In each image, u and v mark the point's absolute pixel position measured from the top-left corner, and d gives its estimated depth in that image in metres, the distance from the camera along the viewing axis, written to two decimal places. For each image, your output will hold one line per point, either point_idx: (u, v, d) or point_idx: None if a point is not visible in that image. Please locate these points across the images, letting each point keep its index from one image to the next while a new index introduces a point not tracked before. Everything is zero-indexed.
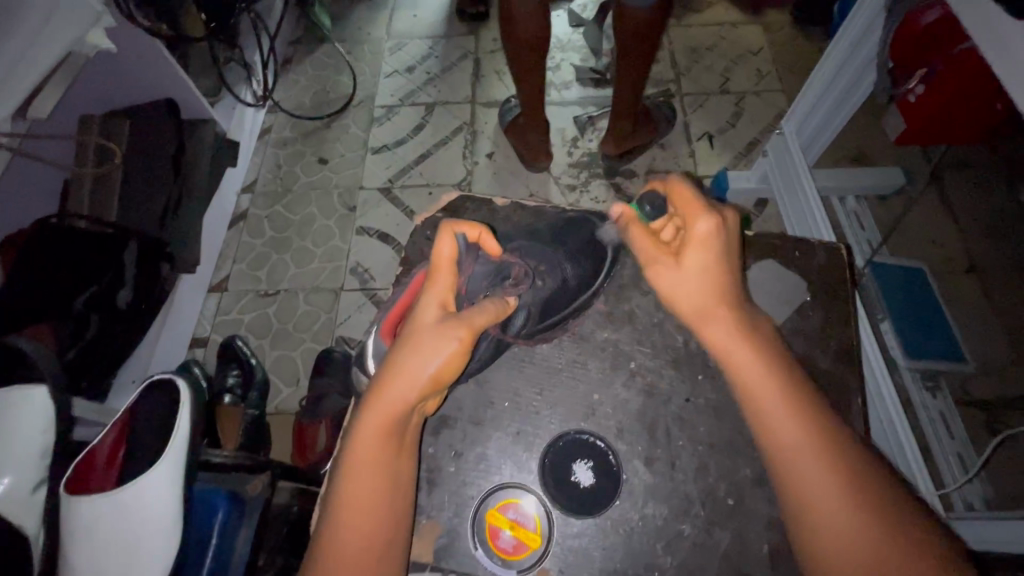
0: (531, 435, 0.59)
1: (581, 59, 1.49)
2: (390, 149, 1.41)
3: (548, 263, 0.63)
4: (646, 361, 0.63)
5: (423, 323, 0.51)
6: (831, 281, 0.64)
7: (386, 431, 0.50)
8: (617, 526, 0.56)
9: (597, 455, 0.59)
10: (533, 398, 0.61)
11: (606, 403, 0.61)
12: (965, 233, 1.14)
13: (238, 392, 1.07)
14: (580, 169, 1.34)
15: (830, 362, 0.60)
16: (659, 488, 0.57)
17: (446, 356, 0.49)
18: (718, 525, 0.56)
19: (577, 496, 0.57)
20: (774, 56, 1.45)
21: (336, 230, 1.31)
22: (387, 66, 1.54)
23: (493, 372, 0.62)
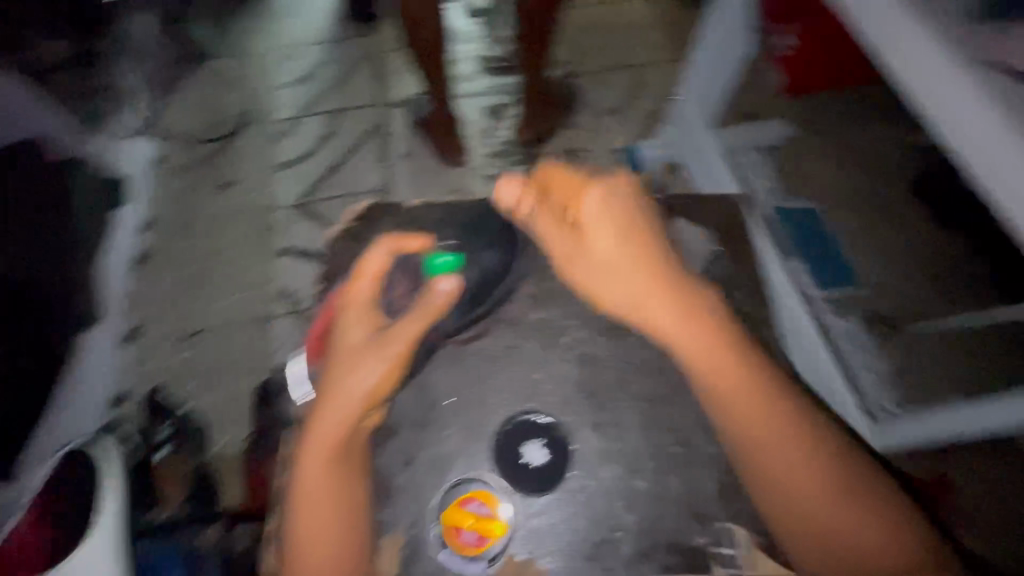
0: (480, 425, 0.60)
1: (482, 48, 1.49)
2: (300, 164, 1.35)
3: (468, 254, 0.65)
4: (578, 333, 0.63)
5: (354, 341, 0.57)
6: None
7: (334, 450, 0.53)
8: (576, 495, 0.57)
9: (546, 430, 0.60)
10: (478, 389, 0.61)
11: (545, 380, 0.62)
12: None
13: (173, 444, 1.01)
14: (499, 158, 1.34)
15: None
16: (608, 451, 0.59)
17: (384, 371, 0.55)
18: (668, 472, 0.58)
19: (534, 477, 0.58)
20: (664, 27, 1.52)
21: (256, 256, 1.24)
22: (283, 77, 1.46)
23: (431, 374, 0.61)
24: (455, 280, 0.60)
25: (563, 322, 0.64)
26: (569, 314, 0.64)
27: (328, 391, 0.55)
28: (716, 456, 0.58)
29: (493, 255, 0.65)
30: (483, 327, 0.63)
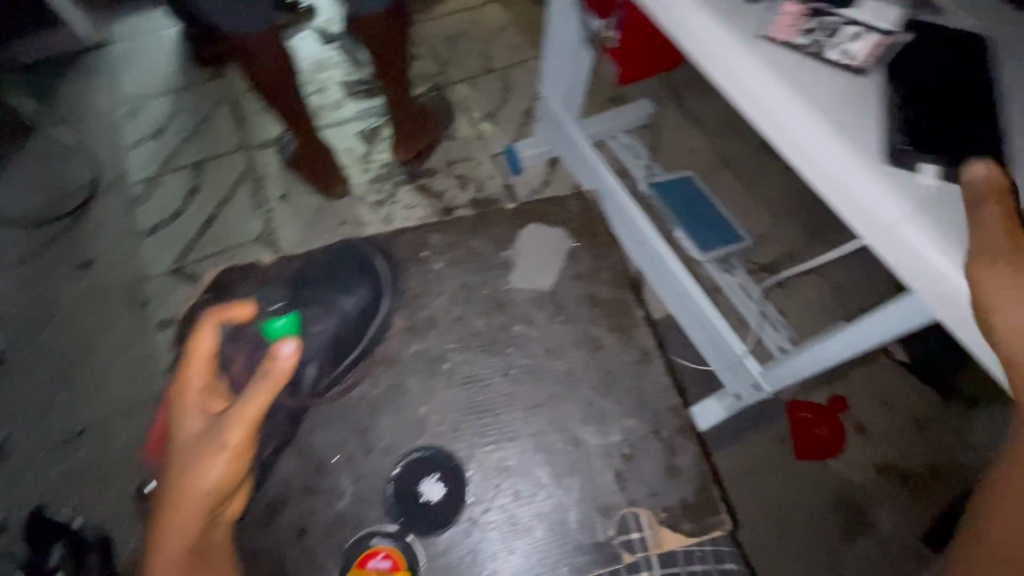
0: (370, 476, 0.57)
1: (345, 74, 1.45)
2: (166, 226, 1.24)
3: (320, 306, 0.63)
4: (458, 355, 0.62)
5: (188, 432, 0.51)
6: (589, 223, 0.71)
7: (181, 564, 0.47)
8: (476, 522, 0.55)
9: (440, 462, 0.57)
10: (366, 436, 0.58)
11: (434, 411, 0.59)
12: (711, 136, 1.35)
13: (71, 561, 0.85)
14: (382, 182, 1.30)
15: (611, 291, 0.66)
16: (509, 467, 0.57)
17: (229, 461, 0.48)
18: (567, 469, 0.57)
19: (430, 515, 0.55)
20: (521, 28, 1.56)
21: (130, 335, 1.12)
22: (129, 136, 1.34)
23: (312, 433, 0.59)
24: (295, 341, 0.54)
25: (443, 347, 0.62)
26: (446, 337, 0.63)
27: (169, 499, 0.48)
28: (607, 446, 0.58)
29: (352, 298, 0.64)
30: (359, 373, 0.61)
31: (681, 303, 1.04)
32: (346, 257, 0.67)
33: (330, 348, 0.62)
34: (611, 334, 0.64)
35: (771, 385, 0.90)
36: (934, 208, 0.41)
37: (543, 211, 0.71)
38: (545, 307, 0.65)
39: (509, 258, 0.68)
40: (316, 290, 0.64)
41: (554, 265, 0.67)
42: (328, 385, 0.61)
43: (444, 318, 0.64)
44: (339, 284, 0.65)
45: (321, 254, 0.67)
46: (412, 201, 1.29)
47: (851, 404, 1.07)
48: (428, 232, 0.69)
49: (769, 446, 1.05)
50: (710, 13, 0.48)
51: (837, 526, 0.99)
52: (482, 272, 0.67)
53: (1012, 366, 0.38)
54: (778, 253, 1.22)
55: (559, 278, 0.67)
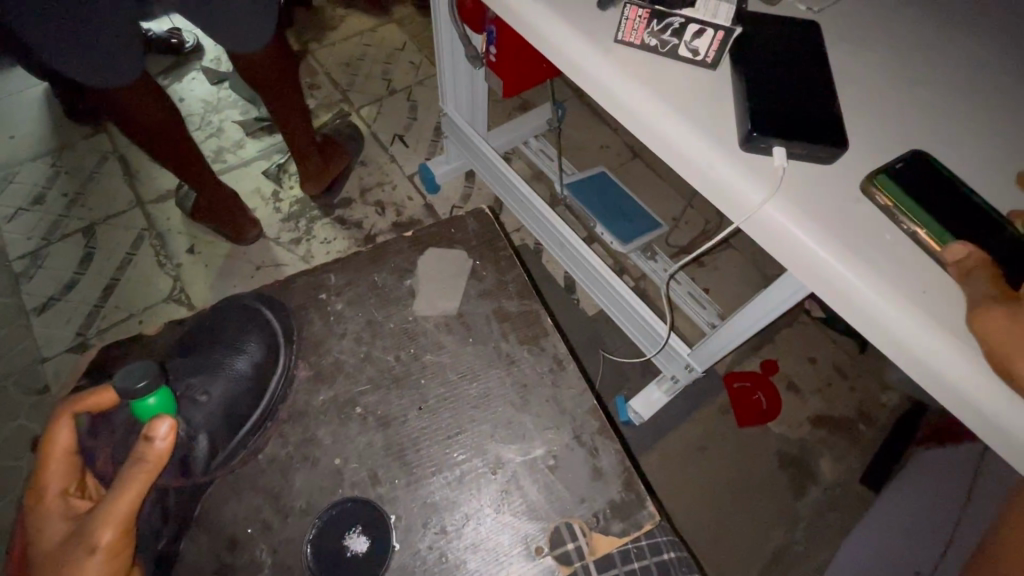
0: (289, 542, 0.55)
1: (241, 112, 1.39)
2: (59, 299, 1.14)
3: (208, 371, 0.60)
4: (370, 399, 0.61)
5: (53, 541, 0.46)
6: (488, 240, 0.71)
7: None
8: (406, 566, 0.53)
9: (359, 512, 0.56)
10: (280, 500, 0.56)
11: (350, 460, 0.58)
12: (616, 132, 1.40)
13: None
14: (295, 219, 1.26)
15: (518, 304, 0.67)
16: (426, 504, 0.56)
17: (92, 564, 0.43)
18: (494, 491, 0.57)
19: (357, 569, 0.54)
20: (420, 46, 1.55)
21: (30, 426, 1.02)
22: (5, 208, 1.23)
23: (220, 506, 0.56)
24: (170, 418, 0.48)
25: (353, 391, 0.61)
26: (355, 381, 0.62)
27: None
28: (531, 461, 0.58)
29: (244, 356, 0.61)
30: (265, 433, 0.59)
31: (608, 298, 1.05)
32: (249, 313, 0.64)
33: (225, 415, 0.58)
34: (523, 348, 0.64)
35: (700, 363, 0.93)
36: (792, 194, 0.44)
37: (444, 234, 0.71)
38: (454, 331, 0.65)
39: (413, 285, 0.67)
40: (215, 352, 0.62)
41: (459, 287, 0.67)
42: (224, 457, 0.57)
43: (351, 361, 0.63)
44: (227, 343, 0.62)
45: (216, 314, 0.65)
46: (331, 234, 1.25)
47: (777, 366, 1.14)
48: (328, 272, 0.68)
49: (708, 421, 1.09)
50: (577, 35, 0.51)
51: (781, 485, 1.04)
52: (387, 307, 0.66)
53: (877, 329, 0.42)
54: (693, 234, 1.27)
55: (467, 299, 0.67)
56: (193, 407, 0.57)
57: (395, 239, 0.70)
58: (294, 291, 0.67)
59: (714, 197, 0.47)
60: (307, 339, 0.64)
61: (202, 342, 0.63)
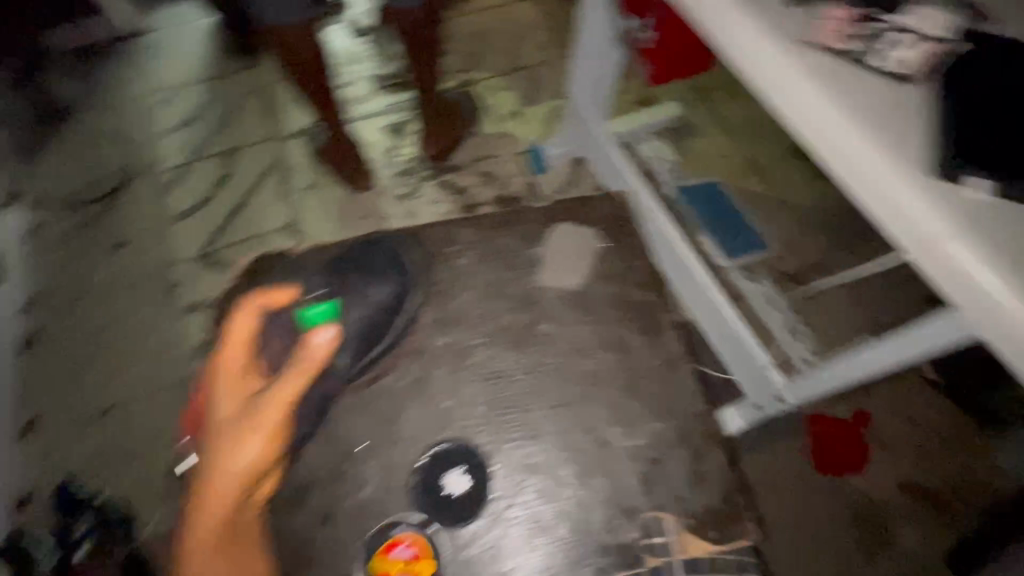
0: (400, 467, 0.63)
1: (373, 67, 1.46)
2: (195, 212, 1.26)
3: (355, 297, 0.70)
4: (485, 350, 0.67)
5: (244, 399, 0.67)
6: (616, 222, 0.73)
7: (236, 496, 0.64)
8: (499, 511, 0.62)
9: (461, 458, 0.63)
10: (393, 430, 0.65)
11: (457, 406, 0.65)
12: (738, 142, 1.33)
13: (96, 536, 0.89)
14: (407, 176, 1.32)
15: (643, 293, 0.70)
16: (517, 467, 0.63)
17: (274, 415, 0.65)
18: (578, 468, 0.63)
19: (453, 509, 0.62)
20: (551, 26, 1.55)
21: (157, 318, 1.14)
22: (163, 122, 1.36)
23: (342, 423, 0.65)
24: (329, 331, 0.69)
25: (471, 341, 0.67)
26: (476, 333, 0.68)
27: (221, 450, 0.65)
28: (625, 447, 0.64)
29: (385, 288, 0.70)
30: (388, 359, 0.67)
31: (710, 311, 1.03)
32: (383, 259, 0.71)
33: (360, 338, 0.68)
34: (639, 335, 0.68)
35: (794, 397, 0.90)
36: (981, 232, 0.43)
37: (568, 214, 0.73)
38: (568, 305, 0.69)
39: (535, 256, 0.70)
40: (350, 289, 0.70)
41: (583, 264, 0.70)
42: (357, 367, 0.67)
43: (473, 315, 0.68)
44: (373, 272, 0.71)
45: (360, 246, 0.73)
46: (437, 197, 1.30)
47: (877, 420, 1.05)
48: (460, 227, 0.72)
49: (791, 460, 1.02)
50: (769, 39, 0.51)
51: (852, 542, 0.98)
52: (513, 270, 0.70)
53: None
54: (802, 263, 1.20)
55: (582, 279, 0.70)
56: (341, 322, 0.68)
57: (529, 208, 0.73)
58: (428, 235, 0.72)
59: (889, 220, 0.47)
60: (435, 282, 0.70)
61: (335, 277, 0.71)
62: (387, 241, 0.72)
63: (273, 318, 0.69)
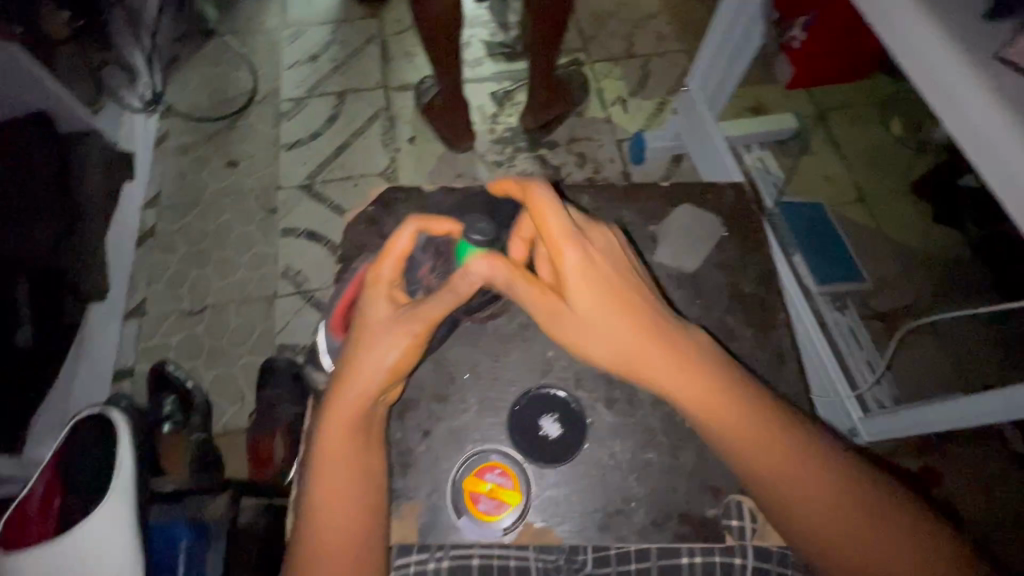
0: (496, 400, 0.59)
1: (489, 34, 1.48)
2: (305, 144, 1.33)
3: None
4: None
5: (374, 323, 0.49)
6: (745, 214, 0.70)
7: (348, 448, 0.48)
8: (590, 469, 0.57)
9: (560, 404, 0.59)
10: (491, 365, 0.61)
11: (561, 357, 0.61)
12: (851, 166, 1.27)
13: (178, 418, 0.97)
14: (504, 144, 1.34)
15: (752, 286, 0.66)
16: (622, 427, 0.59)
17: (402, 352, 0.49)
18: (682, 446, 0.58)
19: (548, 450, 0.57)
20: (672, 18, 1.52)
21: (259, 235, 1.23)
22: (288, 57, 1.44)
23: (447, 347, 0.61)
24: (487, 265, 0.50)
25: None
26: None
27: None
28: None
29: None
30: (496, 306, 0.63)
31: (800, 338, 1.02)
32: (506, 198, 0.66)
33: None
34: (745, 327, 0.64)
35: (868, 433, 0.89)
36: None
37: (694, 194, 0.71)
38: (683, 287, 0.65)
39: (656, 232, 0.68)
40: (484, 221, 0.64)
41: (698, 248, 0.66)
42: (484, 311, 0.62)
43: None
44: None
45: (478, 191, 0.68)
46: (530, 169, 1.32)
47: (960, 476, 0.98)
48: (581, 192, 0.70)
49: None
50: (1009, 117, 0.49)
51: None
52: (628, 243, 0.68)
53: None
54: (901, 302, 1.13)
55: (703, 262, 0.66)
56: None
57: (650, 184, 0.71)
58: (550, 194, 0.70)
59: None
60: None
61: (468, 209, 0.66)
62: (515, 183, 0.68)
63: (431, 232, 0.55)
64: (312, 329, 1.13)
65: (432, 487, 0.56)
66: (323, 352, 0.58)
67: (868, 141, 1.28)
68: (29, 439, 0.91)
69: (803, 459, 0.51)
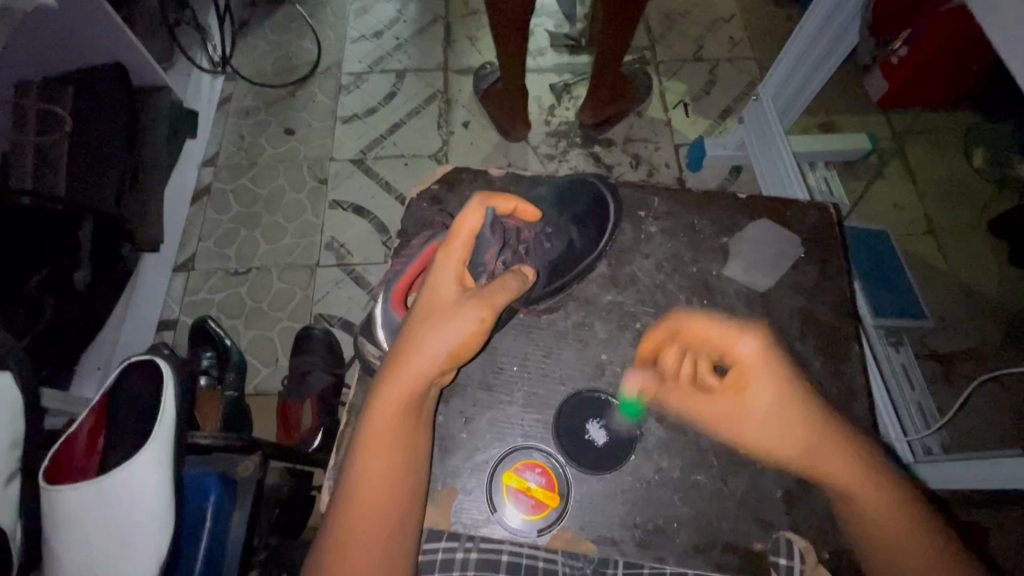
0: (543, 397, 0.58)
1: (555, 24, 1.45)
2: (362, 118, 1.34)
3: (554, 227, 0.61)
4: (650, 321, 0.62)
5: (441, 302, 0.49)
6: (825, 236, 0.66)
7: (402, 426, 0.47)
8: (634, 481, 0.55)
9: (609, 411, 0.57)
10: (541, 360, 0.60)
11: (614, 361, 0.60)
12: (925, 197, 1.19)
13: (214, 373, 1.01)
14: (559, 138, 1.31)
15: (830, 314, 0.63)
16: (671, 441, 0.57)
17: (468, 334, 0.47)
18: (732, 470, 0.56)
19: (591, 455, 0.56)
20: (746, 24, 1.46)
21: (308, 204, 1.24)
22: (353, 31, 1.45)
23: (499, 337, 0.60)
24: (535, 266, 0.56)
25: (638, 307, 0.62)
26: (642, 300, 0.63)
27: None
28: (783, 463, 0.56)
29: (577, 229, 0.62)
30: (555, 301, 0.62)
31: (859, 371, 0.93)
32: (576, 194, 0.65)
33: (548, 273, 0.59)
34: (817, 356, 0.61)
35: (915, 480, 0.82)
36: None
37: (771, 209, 0.67)
38: (752, 305, 0.63)
39: (728, 245, 0.65)
40: (555, 216, 0.62)
41: (778, 268, 0.63)
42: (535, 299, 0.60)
43: (645, 282, 0.64)
44: (569, 212, 0.63)
45: (554, 182, 0.67)
46: (581, 165, 1.29)
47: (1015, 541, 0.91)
48: (652, 193, 0.68)
49: None
50: None
51: None
52: (695, 252, 0.65)
53: None
54: (966, 344, 1.06)
55: (777, 282, 0.63)
56: (540, 250, 0.59)
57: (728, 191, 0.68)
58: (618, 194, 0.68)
59: None
60: (614, 242, 0.65)
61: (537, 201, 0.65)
62: (587, 178, 0.67)
63: (496, 223, 0.55)
64: (352, 303, 1.14)
65: (471, 476, 0.55)
66: (379, 326, 0.55)
67: (948, 171, 1.20)
68: (76, 376, 0.94)
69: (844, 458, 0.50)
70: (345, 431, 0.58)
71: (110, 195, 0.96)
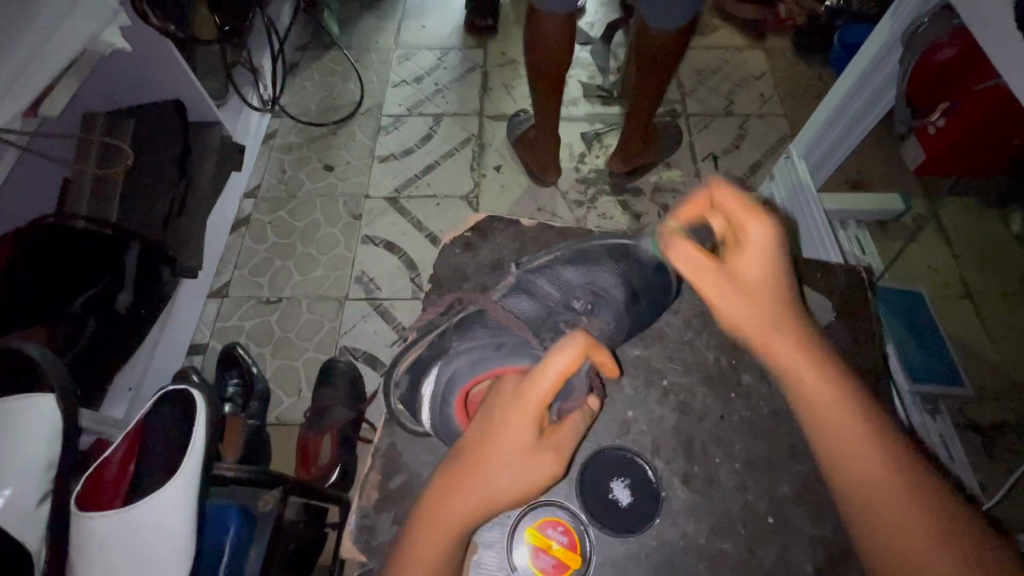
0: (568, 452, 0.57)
1: (588, 76, 1.51)
2: (397, 158, 1.39)
3: (594, 292, 0.61)
4: (678, 378, 0.61)
5: (513, 445, 0.44)
6: (855, 304, 0.66)
7: (447, 552, 0.43)
8: (659, 545, 0.53)
9: (636, 469, 0.56)
10: None
11: (640, 420, 0.59)
12: (960, 260, 1.17)
13: (238, 401, 1.03)
14: (587, 184, 1.34)
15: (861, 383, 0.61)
16: (697, 505, 0.55)
17: (536, 484, 0.44)
18: (762, 542, 0.54)
19: (617, 514, 0.54)
20: (776, 82, 1.50)
21: (341, 237, 1.28)
22: (395, 75, 1.53)
23: None
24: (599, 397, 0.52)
25: (666, 364, 0.62)
26: (671, 358, 0.63)
27: (458, 446, 0.46)
28: (813, 536, 0.54)
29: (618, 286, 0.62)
30: None
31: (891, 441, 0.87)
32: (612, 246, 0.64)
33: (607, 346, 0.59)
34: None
35: None
36: None
37: (806, 272, 0.67)
38: None
39: None
40: (593, 275, 0.62)
41: None
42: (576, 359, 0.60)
43: (674, 337, 0.63)
44: (612, 268, 0.62)
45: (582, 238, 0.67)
46: (609, 212, 1.31)
47: None
48: None
49: None
50: None
51: None
52: None
53: None
54: (1007, 414, 1.01)
55: None
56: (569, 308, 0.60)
57: None
58: None
59: None
60: None
61: (583, 250, 0.64)
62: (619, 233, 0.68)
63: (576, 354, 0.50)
64: (374, 337, 1.16)
65: (492, 528, 0.54)
66: (425, 401, 0.53)
67: (982, 236, 1.19)
68: (108, 396, 0.97)
69: (884, 471, 0.45)
70: (370, 475, 0.57)
71: (158, 223, 1.01)
